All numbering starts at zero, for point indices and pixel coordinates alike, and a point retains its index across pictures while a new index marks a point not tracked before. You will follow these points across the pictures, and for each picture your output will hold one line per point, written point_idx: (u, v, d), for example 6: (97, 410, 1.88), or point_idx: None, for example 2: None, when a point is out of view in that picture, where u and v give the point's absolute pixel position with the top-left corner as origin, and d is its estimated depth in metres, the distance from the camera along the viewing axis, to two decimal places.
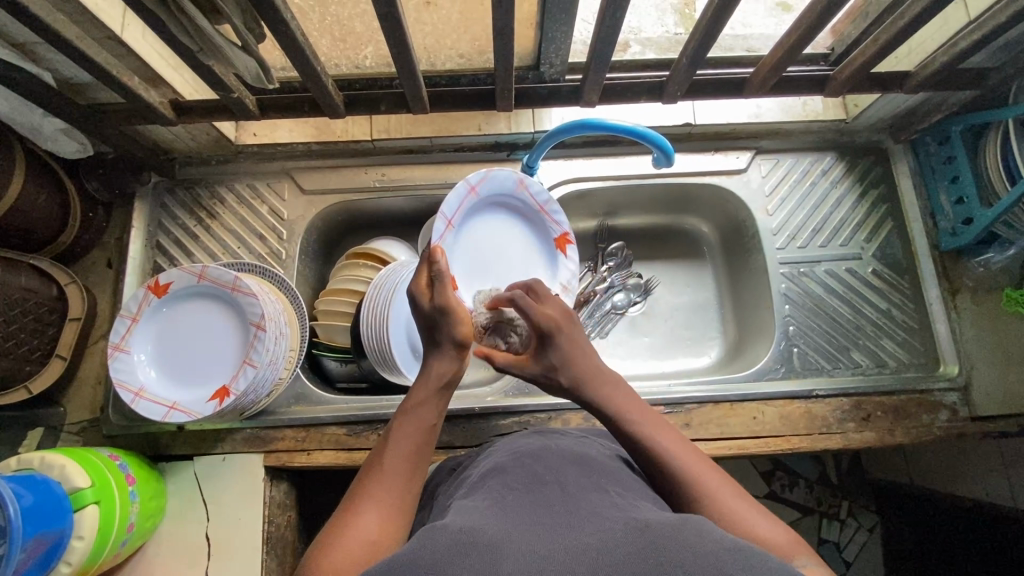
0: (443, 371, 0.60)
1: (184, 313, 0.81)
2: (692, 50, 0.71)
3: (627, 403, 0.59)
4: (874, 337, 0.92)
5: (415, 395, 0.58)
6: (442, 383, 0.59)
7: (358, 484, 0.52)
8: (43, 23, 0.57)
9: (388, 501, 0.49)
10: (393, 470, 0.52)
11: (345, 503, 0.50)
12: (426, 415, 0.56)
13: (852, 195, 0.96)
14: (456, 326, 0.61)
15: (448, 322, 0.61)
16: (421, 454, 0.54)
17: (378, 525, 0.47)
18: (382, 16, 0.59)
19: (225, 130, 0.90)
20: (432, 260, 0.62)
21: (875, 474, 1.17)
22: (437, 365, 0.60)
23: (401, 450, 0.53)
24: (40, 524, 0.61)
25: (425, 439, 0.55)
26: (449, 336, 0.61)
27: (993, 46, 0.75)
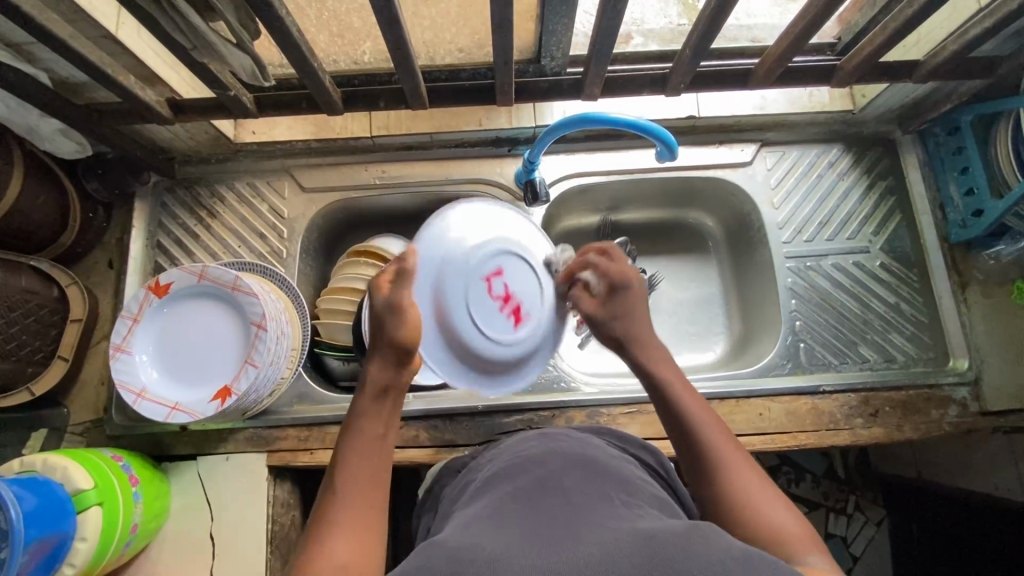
0: (378, 380, 0.59)
1: (168, 317, 0.81)
2: (695, 40, 0.69)
3: (671, 372, 0.61)
4: (882, 332, 0.90)
5: (357, 406, 0.58)
6: (379, 389, 0.59)
7: (319, 508, 0.51)
8: (35, 23, 0.56)
9: (358, 515, 0.50)
10: (355, 487, 0.52)
11: (313, 527, 0.49)
12: (370, 428, 0.57)
13: (860, 187, 0.95)
14: (396, 327, 0.59)
15: (393, 322, 0.59)
16: (373, 461, 0.55)
17: (350, 544, 0.47)
18: (378, 11, 0.58)
19: (223, 129, 0.89)
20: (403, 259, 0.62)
21: (882, 468, 1.15)
22: (373, 372, 0.59)
23: (354, 468, 0.53)
24: (43, 526, 0.61)
25: (375, 451, 0.55)
26: (386, 338, 0.59)
27: (1005, 34, 0.73)
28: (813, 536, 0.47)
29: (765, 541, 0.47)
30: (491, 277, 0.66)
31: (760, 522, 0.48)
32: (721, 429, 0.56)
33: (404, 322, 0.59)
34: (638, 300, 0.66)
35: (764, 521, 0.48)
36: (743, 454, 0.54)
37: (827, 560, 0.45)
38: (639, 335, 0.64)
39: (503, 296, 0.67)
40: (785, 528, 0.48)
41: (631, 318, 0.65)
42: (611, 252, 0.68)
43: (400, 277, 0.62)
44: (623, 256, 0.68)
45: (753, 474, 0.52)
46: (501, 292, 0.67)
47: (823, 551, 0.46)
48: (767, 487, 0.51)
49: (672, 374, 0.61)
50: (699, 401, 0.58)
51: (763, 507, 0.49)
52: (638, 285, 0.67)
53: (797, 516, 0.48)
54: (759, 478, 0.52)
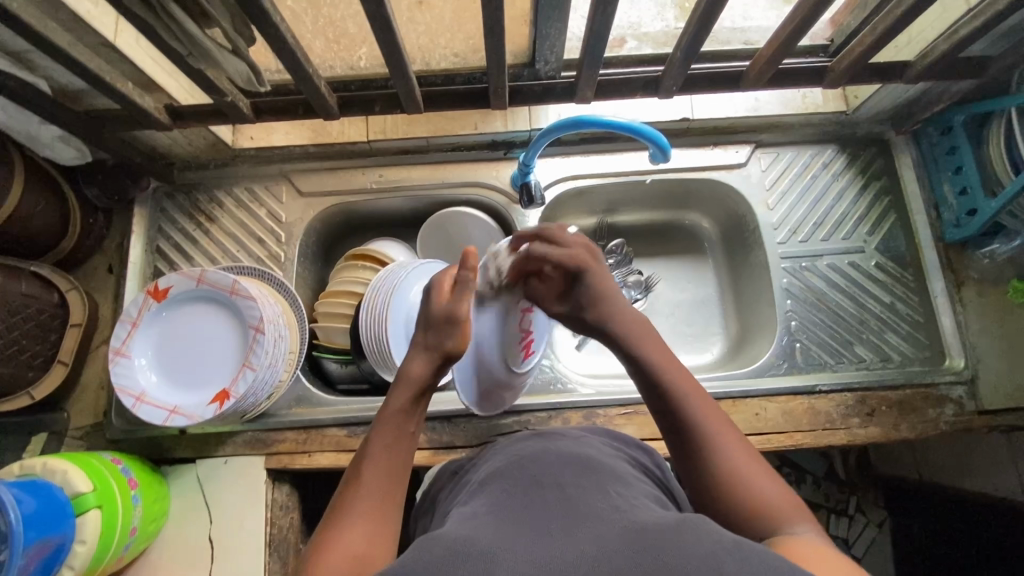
0: (417, 378, 0.58)
1: (189, 316, 0.82)
2: (685, 45, 0.70)
3: (651, 346, 0.60)
4: (878, 332, 0.91)
5: (389, 401, 0.57)
6: (418, 389, 0.58)
7: (338, 502, 0.51)
8: (32, 30, 0.56)
9: (376, 511, 0.50)
10: (376, 483, 0.52)
11: (327, 519, 0.50)
12: (400, 423, 0.56)
13: (854, 187, 0.95)
14: (453, 337, 0.60)
15: (448, 332, 0.60)
16: (398, 456, 0.54)
17: (364, 537, 0.47)
18: (370, 17, 0.59)
19: (222, 135, 0.90)
20: (465, 263, 0.62)
21: (881, 469, 1.15)
22: (413, 370, 0.59)
23: (378, 463, 0.53)
24: (42, 528, 0.61)
25: (402, 448, 0.55)
26: (441, 347, 0.60)
27: (995, 34, 0.74)
28: (800, 507, 0.48)
29: (754, 513, 0.48)
30: (523, 314, 0.73)
31: (749, 496, 0.49)
32: (706, 402, 0.55)
33: (461, 335, 0.60)
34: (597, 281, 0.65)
35: (757, 494, 0.49)
36: (728, 422, 0.54)
37: (813, 531, 0.46)
38: (614, 315, 0.64)
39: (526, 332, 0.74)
40: (773, 501, 0.48)
41: (598, 302, 0.65)
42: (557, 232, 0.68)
43: (460, 287, 0.62)
44: (567, 237, 0.68)
45: (736, 443, 0.52)
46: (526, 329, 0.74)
47: (814, 524, 0.47)
48: (757, 463, 0.51)
49: (656, 350, 0.60)
50: (685, 375, 0.57)
51: (753, 479, 0.49)
52: (594, 265, 0.66)
53: (785, 489, 0.49)
54: (744, 448, 0.52)
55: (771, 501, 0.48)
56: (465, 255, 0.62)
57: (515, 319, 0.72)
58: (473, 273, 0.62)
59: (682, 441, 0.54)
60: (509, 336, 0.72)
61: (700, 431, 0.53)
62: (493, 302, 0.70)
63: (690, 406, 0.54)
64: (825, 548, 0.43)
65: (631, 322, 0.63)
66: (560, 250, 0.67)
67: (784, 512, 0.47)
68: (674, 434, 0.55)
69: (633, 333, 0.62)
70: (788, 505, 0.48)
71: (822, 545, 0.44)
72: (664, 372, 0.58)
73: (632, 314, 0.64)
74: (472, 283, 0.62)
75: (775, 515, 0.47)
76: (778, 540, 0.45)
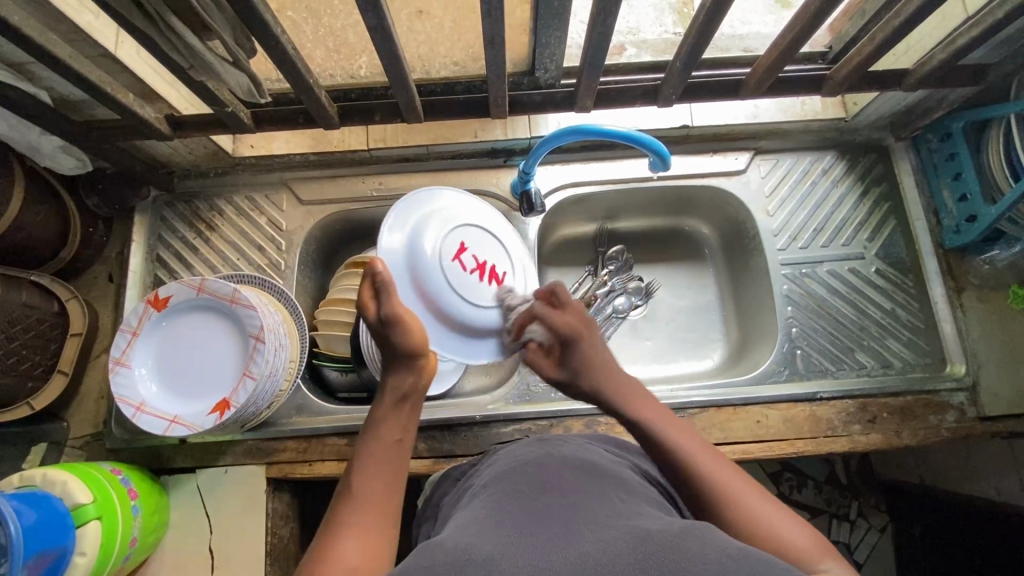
0: (400, 385, 0.61)
1: (183, 326, 0.82)
2: (685, 55, 0.70)
3: (650, 411, 0.60)
4: (879, 338, 0.91)
5: (376, 411, 0.60)
6: (400, 396, 0.61)
7: (332, 511, 0.51)
8: (34, 42, 0.57)
9: (370, 521, 0.50)
10: (368, 493, 0.52)
11: (325, 528, 0.49)
12: (390, 432, 0.58)
13: (854, 194, 0.95)
14: (398, 334, 0.61)
15: (398, 332, 0.61)
16: (391, 463, 0.55)
17: (359, 546, 0.47)
18: (371, 28, 0.59)
19: (222, 143, 0.90)
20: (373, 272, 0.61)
21: (885, 475, 1.16)
22: (393, 379, 0.62)
23: (371, 469, 0.54)
24: (42, 541, 0.61)
25: (393, 454, 0.56)
26: (396, 347, 0.61)
27: (993, 41, 0.74)
28: (824, 547, 0.48)
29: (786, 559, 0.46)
30: (459, 254, 0.69)
31: (777, 541, 0.48)
32: (716, 456, 0.55)
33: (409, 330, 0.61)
34: (590, 347, 0.67)
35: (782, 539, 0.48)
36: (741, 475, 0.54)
37: (843, 571, 0.45)
38: (608, 381, 0.64)
39: (476, 265, 0.70)
40: (797, 544, 0.47)
41: (593, 366, 0.66)
42: (559, 295, 0.70)
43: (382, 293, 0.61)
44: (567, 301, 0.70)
45: (752, 492, 0.52)
46: (473, 263, 0.70)
47: (841, 562, 0.46)
48: (778, 508, 0.51)
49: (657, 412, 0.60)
50: (691, 436, 0.58)
51: (776, 524, 0.49)
52: (587, 331, 0.68)
53: (808, 531, 0.49)
54: (762, 495, 0.52)
55: (799, 544, 0.47)
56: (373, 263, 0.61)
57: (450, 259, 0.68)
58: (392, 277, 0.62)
59: (701, 499, 0.52)
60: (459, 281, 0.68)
61: (715, 486, 0.52)
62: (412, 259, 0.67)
63: (702, 464, 0.54)
64: None
65: (629, 389, 0.63)
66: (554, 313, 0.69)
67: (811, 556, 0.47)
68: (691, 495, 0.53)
69: (632, 398, 0.62)
70: (815, 546, 0.47)
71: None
72: (669, 435, 0.57)
73: (628, 382, 0.65)
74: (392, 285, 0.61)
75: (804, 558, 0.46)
76: None
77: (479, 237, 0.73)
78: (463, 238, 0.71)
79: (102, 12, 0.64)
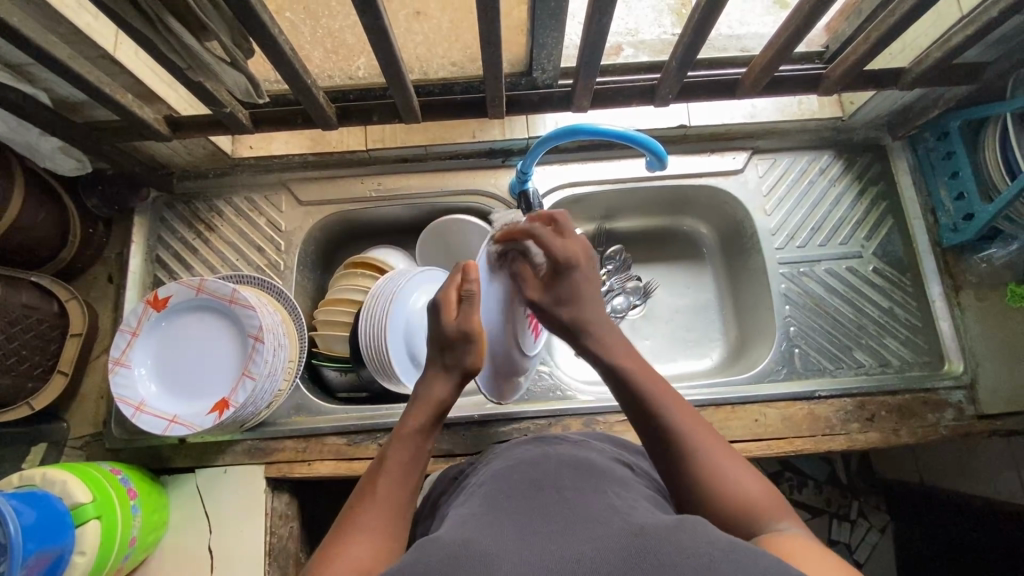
0: (441, 399, 0.60)
1: (204, 329, 0.82)
2: (681, 54, 0.70)
3: (627, 357, 0.60)
4: (876, 337, 0.91)
5: (411, 419, 0.58)
6: (439, 409, 0.60)
7: (348, 511, 0.52)
8: (33, 44, 0.57)
9: (383, 523, 0.50)
10: (386, 496, 0.52)
11: (337, 525, 0.50)
12: (417, 439, 0.57)
13: (852, 193, 0.96)
14: (470, 354, 0.62)
15: (465, 350, 0.62)
16: (412, 471, 0.55)
17: (371, 549, 0.47)
18: (368, 29, 0.59)
19: (221, 144, 0.90)
20: (466, 276, 0.65)
21: (884, 473, 1.15)
22: (436, 391, 0.61)
23: (392, 473, 0.54)
24: (41, 540, 0.61)
25: (416, 462, 0.56)
26: (461, 365, 0.62)
27: (989, 40, 0.74)
28: (779, 503, 0.48)
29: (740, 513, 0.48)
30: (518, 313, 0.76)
31: (727, 489, 0.49)
32: (683, 406, 0.55)
33: (477, 350, 0.63)
34: (582, 278, 0.66)
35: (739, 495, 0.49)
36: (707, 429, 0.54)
37: (797, 527, 0.46)
38: (591, 316, 0.64)
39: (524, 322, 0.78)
40: (753, 498, 0.48)
41: (579, 298, 0.65)
42: (561, 223, 0.69)
43: (466, 301, 0.64)
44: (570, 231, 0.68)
45: (716, 447, 0.52)
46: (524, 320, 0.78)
47: (796, 520, 0.47)
48: (740, 464, 0.51)
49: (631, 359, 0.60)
50: (662, 384, 0.57)
51: (734, 480, 0.49)
52: (584, 264, 0.66)
53: (763, 485, 0.49)
54: (725, 451, 0.52)
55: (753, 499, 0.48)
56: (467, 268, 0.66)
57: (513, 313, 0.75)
58: (478, 288, 0.65)
59: (661, 448, 0.53)
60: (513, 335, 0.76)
61: (676, 428, 0.53)
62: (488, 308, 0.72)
63: (667, 414, 0.54)
64: (812, 542, 0.43)
65: (608, 329, 0.63)
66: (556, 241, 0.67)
67: (766, 510, 0.48)
68: (653, 441, 0.54)
69: (608, 336, 0.62)
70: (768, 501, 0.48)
71: (807, 541, 0.44)
72: (635, 373, 0.58)
73: (609, 316, 0.65)
74: (477, 297, 0.64)
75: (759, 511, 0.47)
76: (764, 538, 0.45)
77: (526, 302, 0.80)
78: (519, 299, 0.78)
79: (101, 14, 0.65)
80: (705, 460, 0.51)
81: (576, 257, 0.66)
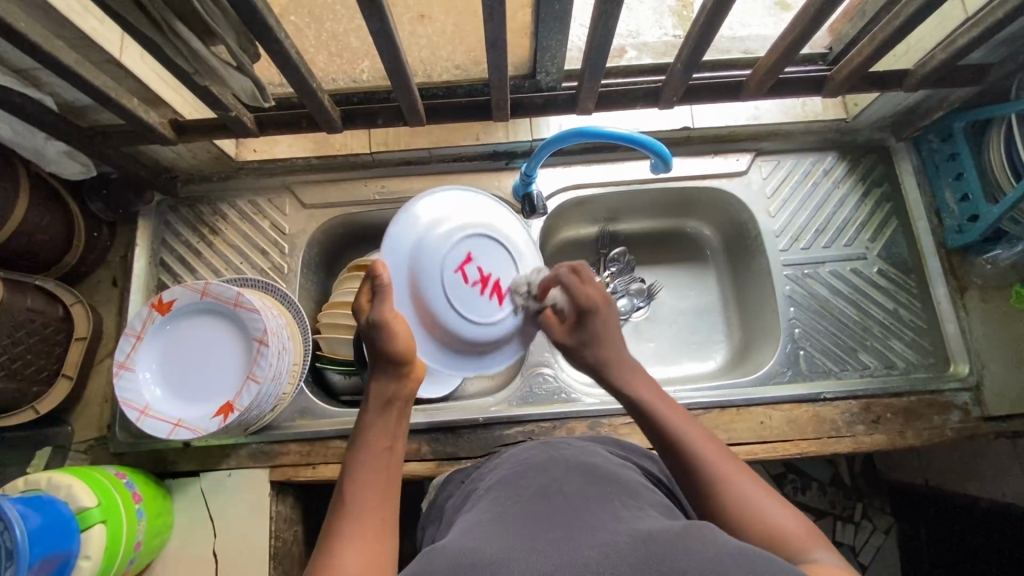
0: (385, 392, 0.61)
1: (180, 331, 0.82)
2: (686, 56, 0.70)
3: (649, 393, 0.62)
4: (882, 338, 0.91)
5: (363, 419, 0.59)
6: (384, 400, 0.60)
7: (329, 522, 0.51)
8: (41, 49, 0.57)
9: (367, 525, 0.50)
10: (362, 499, 0.52)
11: (325, 536, 0.50)
12: (378, 439, 0.57)
13: (855, 195, 0.96)
14: (377, 340, 0.61)
15: (381, 338, 0.61)
16: (383, 469, 0.55)
17: (360, 551, 0.47)
18: (375, 32, 0.59)
19: (226, 148, 0.90)
20: (375, 274, 0.63)
21: (889, 476, 1.15)
22: (378, 385, 0.61)
23: (365, 474, 0.54)
24: (47, 545, 0.61)
25: (385, 460, 0.56)
26: (381, 354, 0.62)
27: (994, 42, 0.74)
28: (816, 534, 0.47)
29: (774, 542, 0.46)
30: (463, 266, 0.75)
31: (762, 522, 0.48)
32: (712, 442, 0.55)
33: (391, 337, 0.61)
34: (604, 320, 0.68)
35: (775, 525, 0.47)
36: (741, 465, 0.53)
37: (834, 557, 0.44)
38: (613, 355, 0.66)
39: (478, 279, 0.76)
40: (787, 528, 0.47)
41: (601, 338, 0.68)
42: (582, 272, 0.70)
43: (378, 296, 0.63)
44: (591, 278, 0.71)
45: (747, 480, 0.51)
46: (476, 277, 0.76)
47: (833, 549, 0.45)
48: (774, 497, 0.50)
49: (656, 398, 0.61)
50: (691, 422, 0.58)
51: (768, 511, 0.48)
52: (605, 307, 0.69)
53: (797, 516, 0.48)
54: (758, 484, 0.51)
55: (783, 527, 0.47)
56: (372, 267, 0.63)
57: (453, 258, 0.74)
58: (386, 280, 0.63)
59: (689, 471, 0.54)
60: (458, 294, 0.74)
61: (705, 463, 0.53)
62: (425, 253, 0.73)
63: (696, 444, 0.55)
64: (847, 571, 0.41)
65: (632, 372, 0.65)
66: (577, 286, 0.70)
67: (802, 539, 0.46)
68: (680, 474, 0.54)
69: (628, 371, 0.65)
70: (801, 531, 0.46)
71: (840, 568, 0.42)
72: (659, 409, 0.59)
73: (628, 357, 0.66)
74: (384, 289, 0.63)
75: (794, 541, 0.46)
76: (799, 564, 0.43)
77: (489, 256, 0.77)
78: (470, 251, 0.76)
79: (107, 19, 0.65)
80: (736, 487, 0.51)
81: (599, 301, 0.69)
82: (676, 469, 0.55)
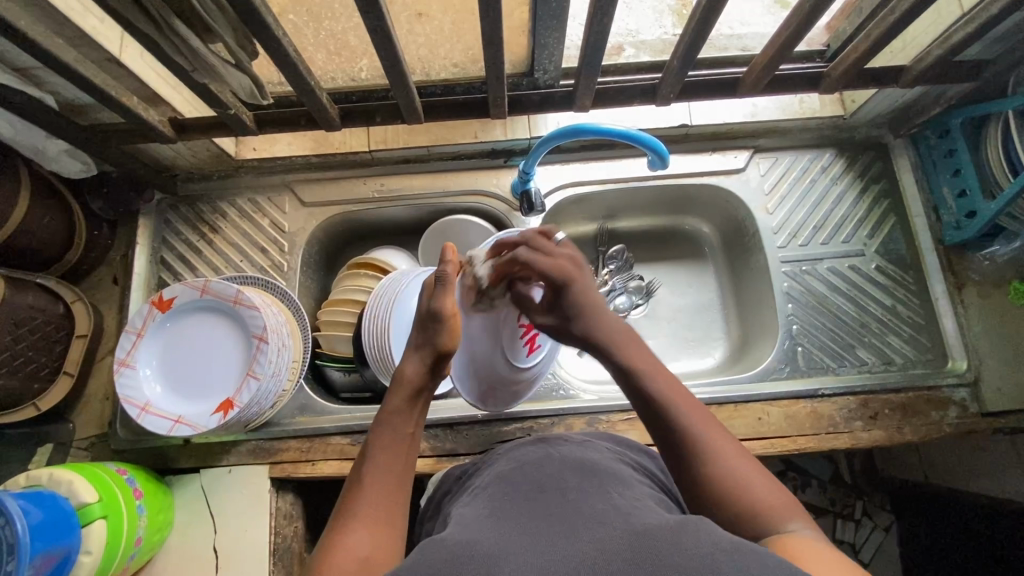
0: (413, 380, 0.60)
1: (187, 326, 0.83)
2: (682, 53, 0.70)
3: (640, 357, 0.61)
4: (879, 334, 0.91)
5: (389, 405, 0.58)
6: (415, 390, 0.59)
7: (342, 505, 0.51)
8: (40, 46, 0.58)
9: (378, 512, 0.50)
10: (377, 486, 0.52)
11: (336, 519, 0.50)
12: (401, 428, 0.57)
13: (853, 192, 0.96)
14: (441, 334, 0.61)
15: (435, 329, 0.61)
16: (402, 458, 0.55)
17: (371, 538, 0.48)
18: (372, 31, 0.60)
19: (226, 147, 0.91)
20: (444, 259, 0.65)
21: (888, 474, 1.17)
22: (408, 371, 0.60)
23: (382, 463, 0.54)
24: (48, 539, 0.61)
25: (405, 449, 0.56)
26: (432, 343, 0.61)
27: (991, 37, 0.75)
28: (793, 508, 0.48)
29: (751, 514, 0.47)
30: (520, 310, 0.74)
31: (740, 494, 0.49)
32: (696, 408, 0.55)
33: (450, 330, 0.61)
34: (580, 289, 0.67)
35: (752, 497, 0.48)
36: (725, 433, 0.54)
37: (809, 530, 0.46)
38: (602, 326, 0.65)
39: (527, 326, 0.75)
40: (766, 502, 0.48)
41: (584, 313, 0.66)
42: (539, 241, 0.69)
43: (440, 283, 0.64)
44: (555, 249, 0.70)
45: (733, 451, 0.52)
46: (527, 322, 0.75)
47: (809, 525, 0.47)
48: (758, 469, 0.51)
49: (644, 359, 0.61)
50: (678, 386, 0.58)
51: (749, 483, 0.49)
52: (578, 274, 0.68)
53: (776, 488, 0.49)
54: (743, 457, 0.52)
55: (761, 499, 0.48)
56: (445, 251, 0.65)
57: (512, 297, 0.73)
58: (451, 269, 0.65)
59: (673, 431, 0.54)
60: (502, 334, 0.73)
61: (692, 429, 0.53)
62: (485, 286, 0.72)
63: (684, 406, 0.55)
64: (823, 548, 0.43)
65: (624, 338, 0.64)
66: (545, 260, 0.68)
67: (778, 513, 0.47)
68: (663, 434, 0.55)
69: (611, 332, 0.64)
70: (779, 503, 0.48)
71: (815, 542, 0.44)
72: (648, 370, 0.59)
73: (614, 319, 0.66)
74: (450, 278, 0.64)
75: (771, 513, 0.47)
76: (777, 540, 0.45)
77: None
78: None
79: (106, 17, 0.65)
80: (717, 457, 0.51)
81: (564, 268, 0.68)
82: (654, 425, 0.56)
